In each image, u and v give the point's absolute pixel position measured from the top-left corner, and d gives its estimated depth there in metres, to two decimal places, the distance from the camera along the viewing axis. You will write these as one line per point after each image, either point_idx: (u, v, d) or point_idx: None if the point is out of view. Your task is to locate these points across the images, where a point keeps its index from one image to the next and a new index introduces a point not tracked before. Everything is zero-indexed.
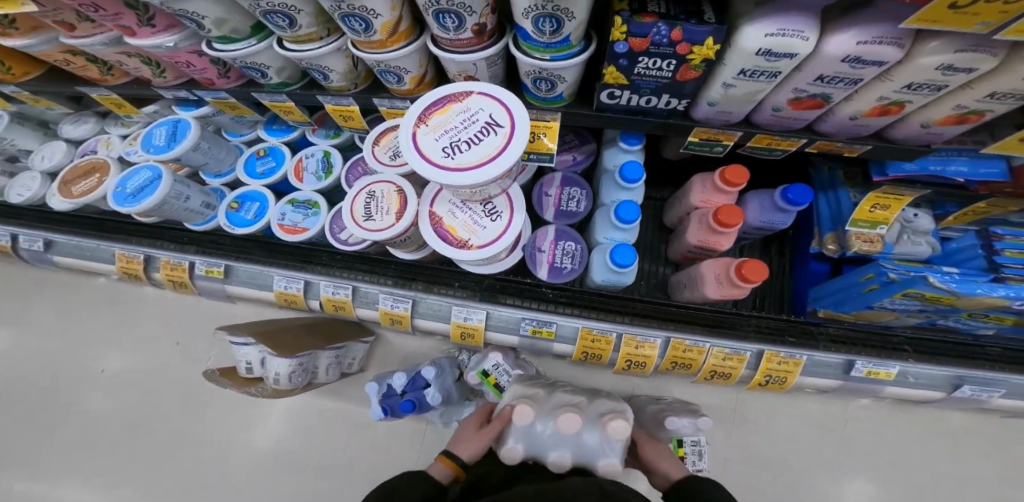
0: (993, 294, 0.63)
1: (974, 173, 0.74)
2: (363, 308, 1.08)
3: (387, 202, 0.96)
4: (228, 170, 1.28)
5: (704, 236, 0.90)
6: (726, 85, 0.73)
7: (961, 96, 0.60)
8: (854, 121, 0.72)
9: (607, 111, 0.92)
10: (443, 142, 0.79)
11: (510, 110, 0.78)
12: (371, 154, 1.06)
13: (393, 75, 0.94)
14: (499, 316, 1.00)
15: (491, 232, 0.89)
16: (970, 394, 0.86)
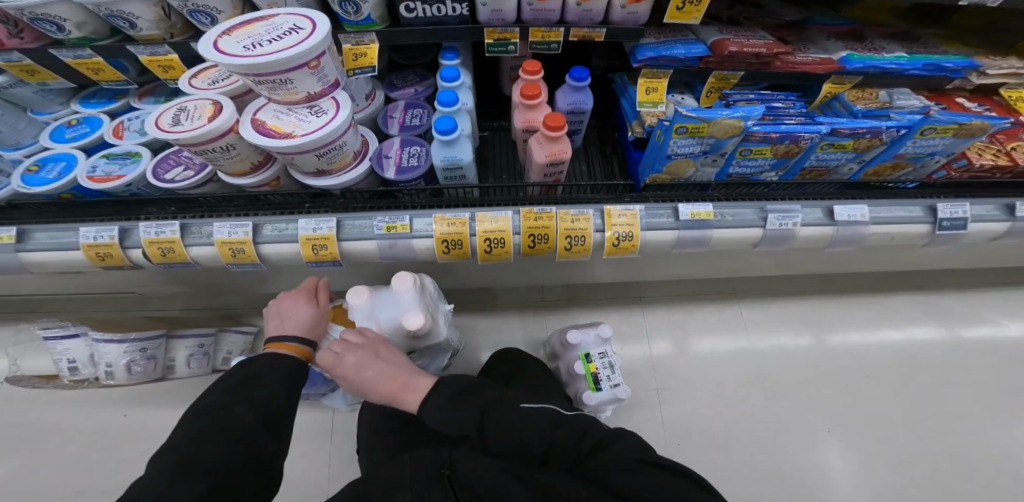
0: (727, 116, 0.83)
1: (688, 53, 0.95)
2: (196, 246, 0.95)
3: (197, 113, 0.80)
4: (31, 142, 1.07)
5: (526, 116, 0.94)
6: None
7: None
8: (581, 9, 0.84)
9: (412, 26, 0.89)
10: (243, 42, 0.71)
11: (314, 16, 0.74)
12: (184, 85, 0.87)
13: (206, 16, 0.87)
14: (353, 225, 0.98)
15: (318, 124, 0.79)
16: (777, 225, 0.97)
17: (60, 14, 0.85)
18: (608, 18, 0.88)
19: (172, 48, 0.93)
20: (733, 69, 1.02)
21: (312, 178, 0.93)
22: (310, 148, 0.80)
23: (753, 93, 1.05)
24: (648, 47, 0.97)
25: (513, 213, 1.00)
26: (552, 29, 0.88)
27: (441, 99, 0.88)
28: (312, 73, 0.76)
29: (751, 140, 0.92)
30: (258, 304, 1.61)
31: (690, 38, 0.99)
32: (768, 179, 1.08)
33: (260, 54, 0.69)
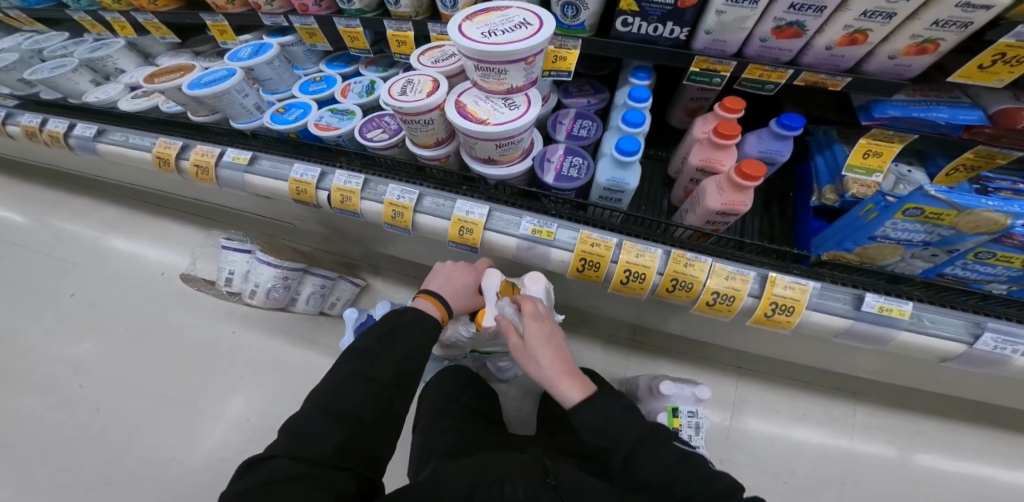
0: (992, 208, 0.69)
1: (953, 119, 0.79)
2: (370, 200, 1.07)
3: (417, 86, 0.90)
4: (286, 90, 1.32)
5: (706, 153, 0.88)
6: (718, 11, 0.75)
7: (912, 25, 0.67)
8: (830, 53, 0.77)
9: (621, 39, 0.88)
10: (478, 29, 0.77)
11: (541, 15, 0.77)
12: (413, 61, 0.98)
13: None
14: (501, 217, 1.01)
15: (511, 117, 0.84)
16: (991, 347, 0.82)
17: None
18: (861, 67, 0.79)
19: (413, 25, 1.04)
20: (1012, 148, 0.82)
21: (479, 165, 0.98)
22: (496, 135, 0.85)
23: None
24: (894, 103, 0.83)
25: (661, 251, 0.95)
26: (778, 69, 0.82)
27: (629, 118, 0.87)
28: (525, 68, 0.80)
29: (1000, 243, 0.75)
30: (372, 261, 1.74)
31: (961, 100, 0.81)
32: (995, 291, 0.89)
33: (494, 42, 0.74)
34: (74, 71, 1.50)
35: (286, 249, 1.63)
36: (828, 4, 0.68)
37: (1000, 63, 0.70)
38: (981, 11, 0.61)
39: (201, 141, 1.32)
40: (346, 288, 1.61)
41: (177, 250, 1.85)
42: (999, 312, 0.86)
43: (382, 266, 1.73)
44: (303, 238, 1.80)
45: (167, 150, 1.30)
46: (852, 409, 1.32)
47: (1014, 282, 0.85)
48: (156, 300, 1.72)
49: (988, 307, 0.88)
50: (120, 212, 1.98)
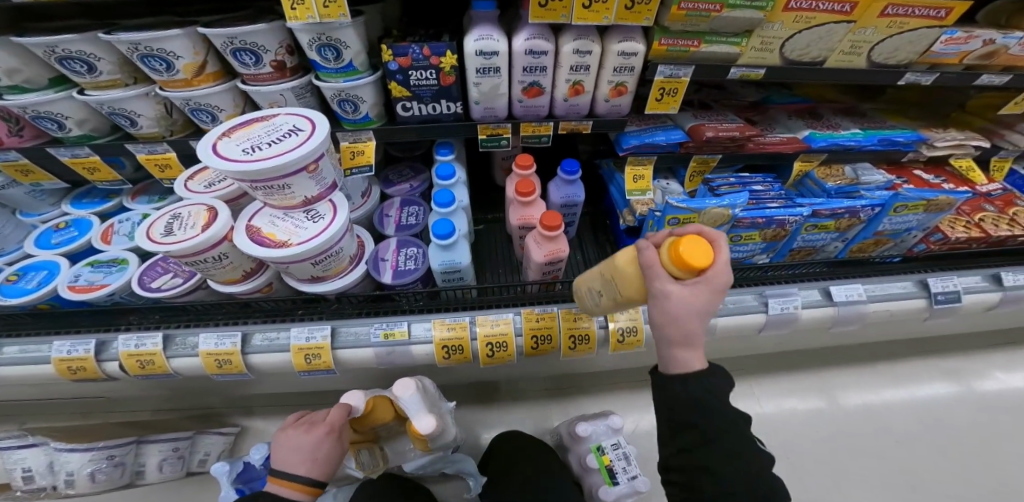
0: (717, 204, 0.86)
1: (669, 139, 0.95)
2: (178, 357, 0.98)
3: (192, 220, 0.81)
4: (15, 247, 1.08)
5: (521, 212, 0.95)
6: (474, 82, 0.81)
7: (604, 73, 0.78)
8: (569, 103, 0.85)
9: (406, 124, 0.91)
10: (245, 145, 0.71)
11: (313, 119, 0.76)
12: (180, 189, 0.88)
13: (160, 62, 0.72)
14: (348, 332, 1.02)
15: (316, 230, 0.79)
16: (779, 309, 1.03)
17: (61, 111, 0.84)
18: (595, 110, 0.89)
19: (170, 144, 0.91)
20: (712, 152, 1.00)
21: (307, 286, 0.92)
22: (305, 253, 0.79)
23: (733, 175, 1.05)
24: (630, 134, 0.96)
25: (513, 313, 1.04)
26: (542, 124, 0.90)
27: (439, 200, 0.90)
28: (310, 177, 0.76)
29: (740, 226, 0.94)
30: (242, 402, 1.48)
31: (668, 123, 0.98)
32: (761, 261, 1.10)
33: (261, 158, 0.69)
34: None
35: (113, 426, 1.28)
36: (547, 62, 0.76)
37: (664, 95, 0.81)
38: (634, 56, 0.74)
39: None
40: (215, 438, 1.34)
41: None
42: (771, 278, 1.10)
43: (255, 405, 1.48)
44: (141, 403, 1.46)
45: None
46: None
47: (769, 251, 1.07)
48: None
49: (764, 276, 1.10)
50: None
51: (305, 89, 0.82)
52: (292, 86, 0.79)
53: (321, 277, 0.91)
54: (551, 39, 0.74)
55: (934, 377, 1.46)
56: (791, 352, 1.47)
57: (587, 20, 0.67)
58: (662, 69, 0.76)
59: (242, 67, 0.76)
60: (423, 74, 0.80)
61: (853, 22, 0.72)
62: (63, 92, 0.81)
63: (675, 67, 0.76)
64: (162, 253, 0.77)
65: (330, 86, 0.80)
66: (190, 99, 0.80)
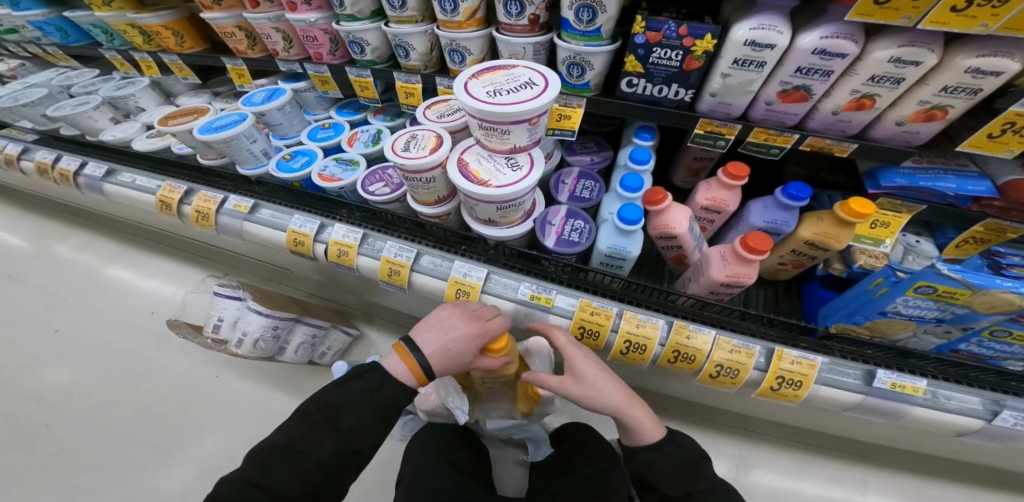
0: (1009, 289, 0.67)
1: (961, 190, 0.73)
2: (366, 256, 1.06)
3: (423, 141, 0.88)
4: (295, 136, 1.26)
5: (656, 223, 0.90)
6: (723, 73, 0.72)
7: (919, 91, 0.63)
8: (836, 118, 0.71)
9: (626, 101, 0.85)
10: (484, 85, 0.73)
11: (548, 75, 0.74)
12: (419, 116, 0.95)
13: (451, 3, 0.74)
14: (500, 281, 1.04)
15: (513, 179, 0.81)
16: (1009, 424, 0.81)
17: (367, 39, 0.94)
18: (866, 133, 0.74)
19: (422, 78, 0.96)
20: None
21: (478, 225, 0.98)
22: (494, 199, 0.82)
23: None
24: (900, 171, 0.78)
25: (664, 321, 0.98)
26: (782, 134, 0.77)
27: (627, 183, 0.87)
28: (529, 129, 0.76)
29: (1020, 321, 0.73)
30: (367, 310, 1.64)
31: (968, 169, 0.75)
32: (1014, 367, 0.84)
33: (502, 99, 0.70)
34: (97, 108, 1.40)
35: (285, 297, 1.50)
36: (836, 68, 0.63)
37: (1008, 132, 0.63)
38: (992, 77, 0.57)
39: (201, 187, 1.26)
40: (338, 337, 1.49)
41: (175, 274, 1.77)
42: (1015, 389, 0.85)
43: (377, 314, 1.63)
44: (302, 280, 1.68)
45: (172, 194, 1.25)
46: (868, 474, 1.22)
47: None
48: (134, 339, 1.59)
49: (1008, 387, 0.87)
50: (111, 245, 1.87)
51: (543, 47, 0.80)
52: (535, 43, 0.77)
53: (493, 224, 0.96)
54: (860, 42, 0.60)
55: None
56: (949, 459, 1.22)
57: (939, 26, 0.52)
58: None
59: (503, 15, 0.75)
60: (670, 52, 0.72)
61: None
62: (378, 24, 0.90)
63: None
64: (397, 164, 0.84)
65: (571, 47, 0.76)
66: (454, 40, 0.81)
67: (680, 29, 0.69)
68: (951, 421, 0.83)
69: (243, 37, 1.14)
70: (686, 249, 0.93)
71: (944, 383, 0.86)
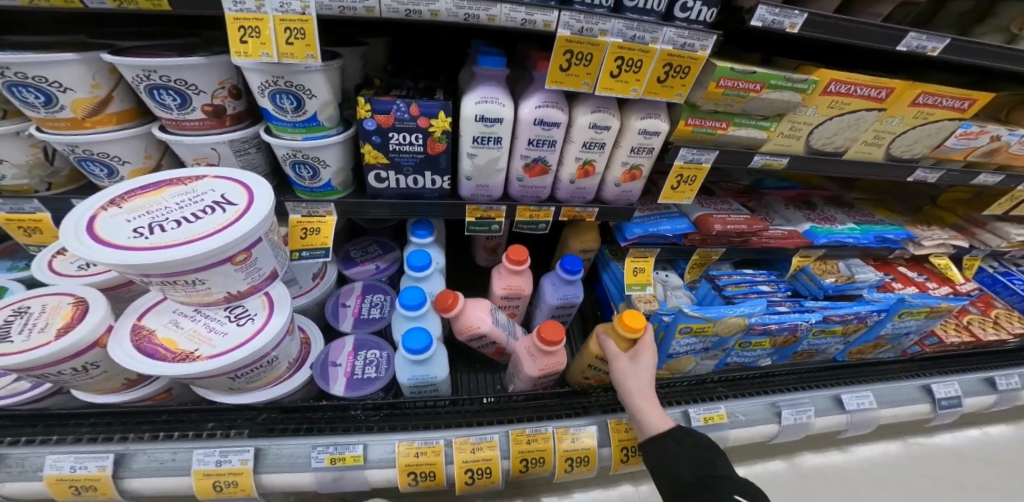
0: (734, 313, 0.83)
1: (675, 230, 0.89)
2: (9, 483, 0.66)
3: (44, 318, 0.57)
4: None
5: (458, 326, 0.77)
6: (468, 154, 0.67)
7: (618, 153, 0.71)
8: (574, 186, 0.76)
9: (381, 199, 0.74)
10: (138, 222, 0.52)
11: (251, 188, 0.57)
12: (40, 265, 0.67)
13: (37, 94, 0.53)
14: (282, 452, 0.74)
15: (234, 341, 0.59)
16: (792, 420, 0.92)
17: None
18: (600, 196, 0.81)
19: (44, 202, 0.67)
20: (716, 246, 0.97)
21: (220, 396, 0.70)
22: (210, 375, 0.58)
23: (736, 271, 1.02)
24: (635, 222, 0.89)
25: (499, 433, 0.83)
26: (542, 207, 0.77)
27: (405, 300, 0.71)
28: (237, 269, 0.55)
29: (752, 332, 0.88)
30: None
31: (672, 211, 0.94)
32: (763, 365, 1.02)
33: (156, 245, 0.49)
34: None
35: None
36: (558, 137, 0.66)
37: (682, 183, 0.76)
38: (656, 136, 0.68)
39: None
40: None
41: None
42: (777, 386, 1.00)
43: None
44: None
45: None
46: None
47: (772, 354, 0.99)
48: None
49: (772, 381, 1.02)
50: None
51: (250, 143, 0.66)
52: (230, 139, 0.63)
53: (243, 395, 0.71)
54: (565, 110, 0.64)
55: None
56: None
57: (612, 91, 0.59)
58: (684, 153, 0.70)
59: (162, 109, 0.58)
60: (410, 137, 0.64)
61: (884, 110, 0.69)
62: None
63: (698, 151, 0.70)
64: None
65: (288, 143, 0.63)
66: (78, 144, 0.59)
67: (411, 108, 0.61)
68: (755, 432, 0.90)
69: None
70: (501, 343, 0.82)
71: (742, 397, 0.94)
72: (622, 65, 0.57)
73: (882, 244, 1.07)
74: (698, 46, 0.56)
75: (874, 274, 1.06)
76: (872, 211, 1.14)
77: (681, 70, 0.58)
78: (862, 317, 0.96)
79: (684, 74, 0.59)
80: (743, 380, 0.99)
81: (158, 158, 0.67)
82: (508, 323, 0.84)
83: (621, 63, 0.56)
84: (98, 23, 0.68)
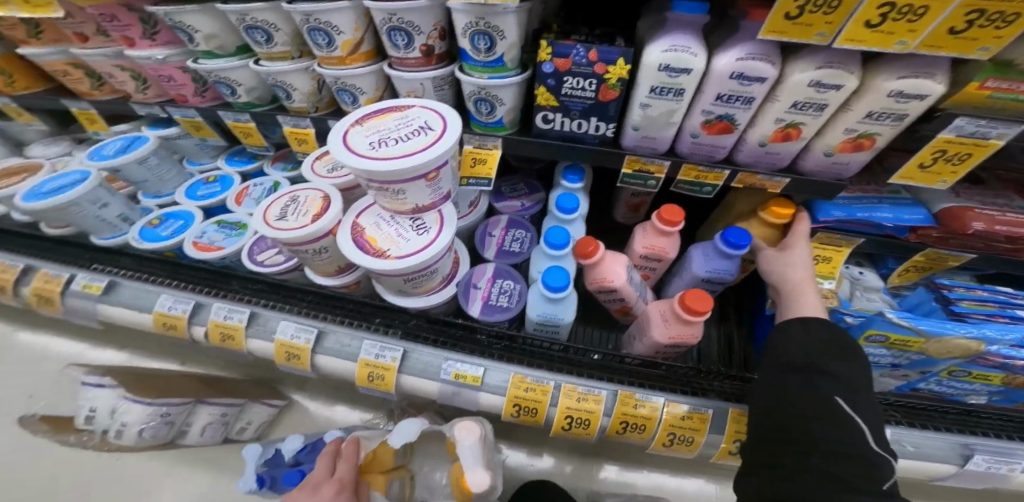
0: (964, 335, 0.67)
1: (898, 220, 0.72)
2: (256, 338, 0.92)
3: (305, 207, 0.76)
4: (170, 193, 1.13)
5: (592, 276, 0.78)
6: (643, 104, 0.64)
7: (845, 117, 0.59)
8: (764, 150, 0.66)
9: (539, 138, 0.76)
10: (367, 137, 0.63)
11: (445, 117, 0.64)
12: (306, 168, 0.85)
13: (324, 36, 0.67)
14: (420, 358, 0.88)
15: (417, 246, 0.70)
16: (984, 469, 0.73)
17: (237, 78, 0.84)
18: (797, 165, 0.70)
19: (314, 121, 0.87)
20: (961, 250, 0.76)
21: (386, 294, 0.86)
22: (393, 272, 0.71)
23: (989, 289, 0.79)
24: (836, 203, 0.75)
25: (608, 390, 0.84)
26: (712, 170, 0.71)
27: (550, 240, 0.75)
28: (427, 185, 0.65)
29: (978, 362, 0.71)
30: (288, 376, 1.31)
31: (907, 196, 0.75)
32: (973, 402, 0.82)
33: (382, 156, 0.59)
34: None
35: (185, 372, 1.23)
36: (758, 94, 0.58)
37: (944, 159, 0.61)
38: (918, 101, 0.52)
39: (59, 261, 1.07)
40: None
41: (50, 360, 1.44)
42: (982, 427, 0.79)
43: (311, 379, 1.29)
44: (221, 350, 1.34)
45: (6, 275, 1.05)
46: None
47: (993, 393, 0.79)
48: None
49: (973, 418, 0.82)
50: None
51: (445, 81, 0.73)
52: (433, 76, 0.71)
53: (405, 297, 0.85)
54: (777, 64, 0.54)
55: None
56: None
57: (855, 45, 0.48)
58: (960, 123, 0.54)
59: (393, 48, 0.68)
60: (585, 81, 0.63)
61: None
62: (245, 60, 0.80)
63: (989, 123, 0.54)
64: (269, 236, 0.72)
65: (473, 81, 0.68)
66: (339, 77, 0.74)
67: (593, 52, 0.60)
68: (922, 468, 0.75)
69: (85, 76, 1.03)
70: (631, 301, 0.81)
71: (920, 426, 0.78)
72: (888, 11, 0.44)
73: None
74: None
75: None
76: None
77: (999, 17, 0.42)
78: None
79: (1002, 21, 0.43)
80: (929, 411, 0.81)
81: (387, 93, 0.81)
82: (641, 283, 0.82)
83: (888, 9, 0.44)
84: None
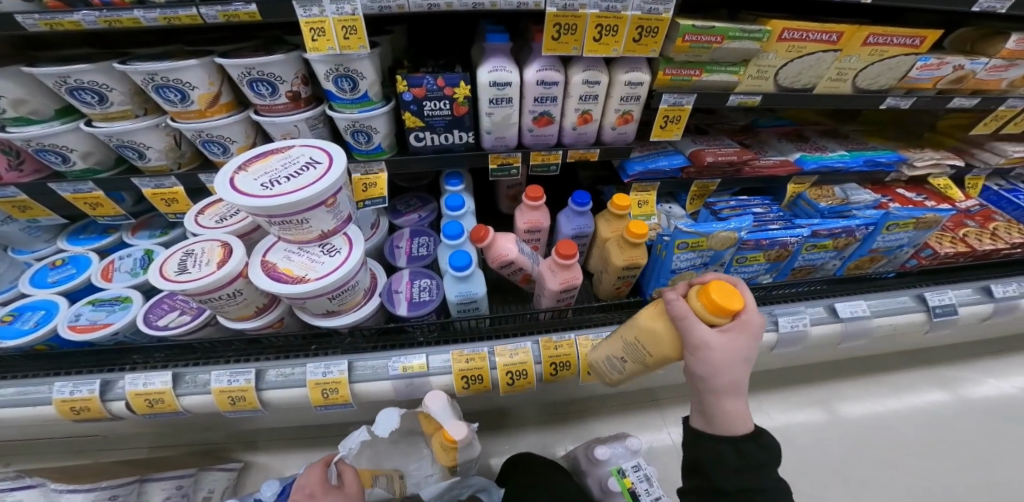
0: (723, 228, 0.95)
1: (671, 164, 1.03)
2: (189, 395, 0.93)
3: (206, 256, 0.82)
4: (8, 287, 1.04)
5: (491, 255, 0.96)
6: (487, 112, 0.83)
7: (610, 102, 0.85)
8: (575, 131, 0.90)
9: (420, 154, 0.93)
10: (260, 180, 0.72)
11: (330, 151, 0.77)
12: (190, 222, 0.91)
13: (176, 92, 0.74)
14: (366, 365, 0.97)
15: (331, 266, 0.81)
16: (789, 326, 1.05)
17: (66, 144, 0.84)
18: (600, 139, 0.95)
19: (178, 178, 0.92)
20: (711, 178, 1.09)
21: (316, 320, 0.91)
22: (317, 292, 0.81)
23: (732, 199, 1.14)
24: (635, 161, 1.03)
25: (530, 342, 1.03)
26: (552, 151, 0.93)
27: (448, 232, 0.91)
28: (329, 211, 0.77)
29: (745, 248, 1.01)
30: (246, 435, 1.23)
31: (669, 149, 1.07)
32: (765, 282, 1.13)
33: (277, 194, 0.70)
34: None
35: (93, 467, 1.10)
36: (557, 93, 0.81)
37: (667, 122, 0.88)
38: (640, 86, 0.81)
39: None
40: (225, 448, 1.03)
41: None
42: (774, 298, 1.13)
43: (262, 436, 1.23)
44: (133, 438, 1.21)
45: None
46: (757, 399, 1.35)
47: (771, 270, 1.10)
48: None
49: (769, 296, 1.15)
50: None
51: (318, 120, 0.86)
52: (306, 116, 0.83)
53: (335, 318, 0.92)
54: (561, 71, 0.78)
55: (934, 385, 1.43)
56: (805, 365, 1.42)
57: (597, 51, 0.73)
58: (665, 98, 0.83)
59: (258, 97, 0.79)
60: (439, 101, 0.81)
61: (839, 50, 0.81)
62: (72, 123, 0.81)
63: (678, 95, 0.83)
64: (175, 290, 0.77)
65: (344, 116, 0.82)
66: (202, 130, 0.82)
67: (438, 80, 0.78)
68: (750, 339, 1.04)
69: None
70: (527, 268, 1.00)
71: None
72: (600, 30, 0.70)
73: (873, 169, 1.15)
74: (661, 10, 0.69)
75: (868, 195, 1.14)
76: (869, 139, 1.21)
77: (650, 30, 0.71)
78: (847, 232, 1.06)
79: (653, 33, 0.72)
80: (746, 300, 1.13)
81: (253, 136, 0.89)
82: (532, 253, 1.02)
83: (600, 29, 0.70)
84: (192, 35, 0.89)
